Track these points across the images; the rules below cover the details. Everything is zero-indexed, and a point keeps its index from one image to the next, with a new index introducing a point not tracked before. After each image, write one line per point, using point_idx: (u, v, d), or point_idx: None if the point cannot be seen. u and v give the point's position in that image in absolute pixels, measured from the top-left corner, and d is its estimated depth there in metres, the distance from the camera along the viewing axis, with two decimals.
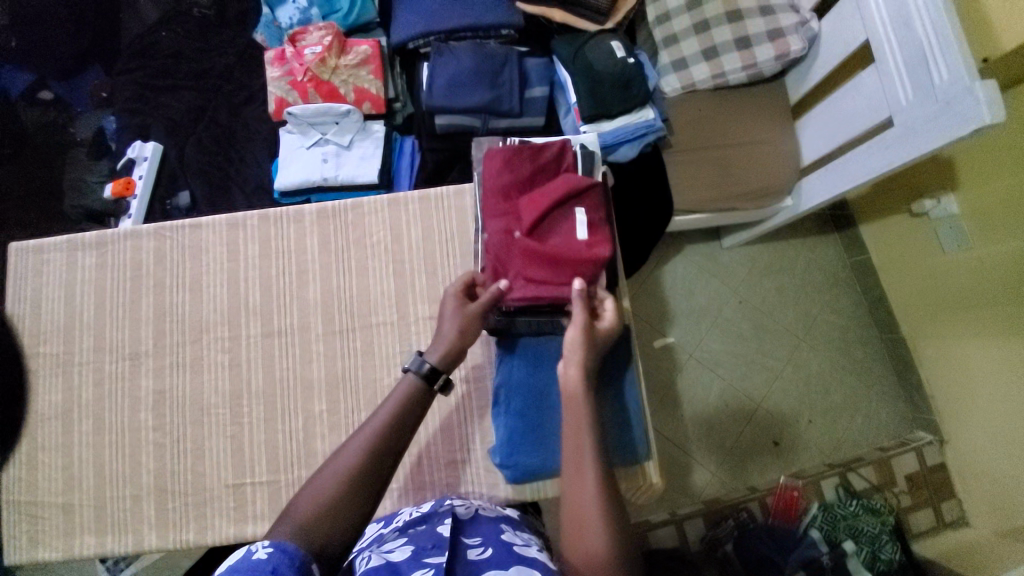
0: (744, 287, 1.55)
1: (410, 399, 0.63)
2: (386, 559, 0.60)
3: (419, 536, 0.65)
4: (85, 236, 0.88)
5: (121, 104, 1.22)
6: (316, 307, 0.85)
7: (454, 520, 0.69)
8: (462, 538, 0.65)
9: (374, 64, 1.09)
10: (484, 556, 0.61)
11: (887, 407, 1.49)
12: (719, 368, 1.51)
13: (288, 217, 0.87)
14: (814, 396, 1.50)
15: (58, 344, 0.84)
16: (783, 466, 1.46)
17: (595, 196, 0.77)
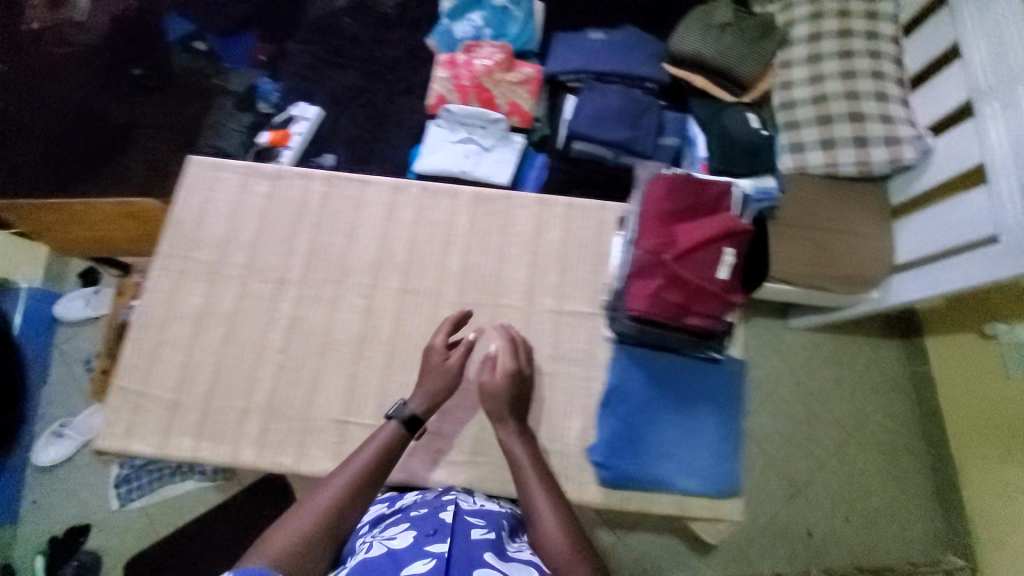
0: (804, 369, 1.58)
1: (387, 445, 0.71)
2: (387, 545, 0.60)
3: (420, 521, 0.65)
4: (262, 166, 0.96)
5: (293, 67, 1.36)
6: (453, 278, 0.91)
7: (457, 504, 0.69)
8: (466, 520, 0.65)
9: (531, 86, 1.22)
10: (488, 539, 0.62)
11: (925, 525, 1.47)
12: (765, 444, 1.51)
13: (445, 193, 0.95)
14: (855, 496, 1.48)
15: (212, 252, 0.90)
16: (813, 560, 1.43)
17: (746, 242, 0.81)
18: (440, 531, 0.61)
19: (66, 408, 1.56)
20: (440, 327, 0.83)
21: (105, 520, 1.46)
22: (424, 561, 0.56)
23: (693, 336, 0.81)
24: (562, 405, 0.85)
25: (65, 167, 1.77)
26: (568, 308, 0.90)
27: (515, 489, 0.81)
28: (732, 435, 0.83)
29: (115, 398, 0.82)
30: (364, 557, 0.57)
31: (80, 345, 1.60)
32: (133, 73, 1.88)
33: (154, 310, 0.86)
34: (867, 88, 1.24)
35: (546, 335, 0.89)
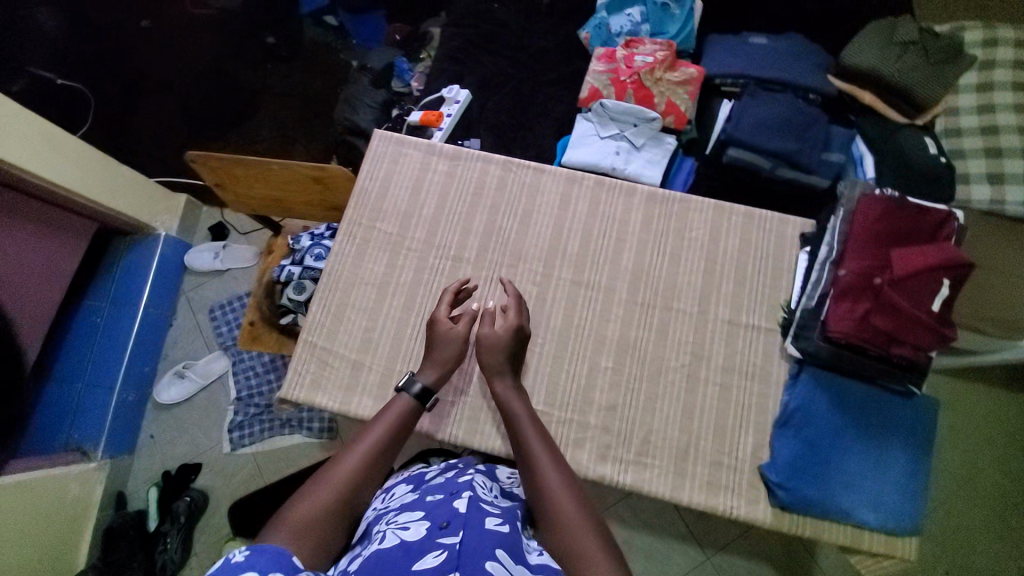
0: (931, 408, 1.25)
1: (403, 419, 0.71)
2: (399, 538, 0.56)
3: (434, 509, 0.62)
4: (442, 146, 0.98)
5: (445, 50, 1.38)
6: (626, 274, 0.89)
7: (471, 492, 0.66)
8: (480, 507, 0.62)
9: (692, 88, 1.18)
10: (502, 530, 0.58)
11: None
12: None
13: (621, 189, 0.93)
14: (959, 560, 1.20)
15: (394, 225, 0.93)
16: None
17: (963, 276, 0.76)
18: (453, 524, 0.57)
19: (190, 351, 1.67)
20: (441, 300, 0.82)
21: (217, 458, 1.57)
22: (434, 556, 0.52)
23: (892, 367, 0.78)
24: (735, 415, 0.84)
25: (199, 125, 1.84)
26: (744, 319, 0.88)
27: (685, 495, 0.80)
28: (918, 474, 0.79)
29: (302, 349, 0.87)
30: (377, 550, 0.55)
31: (206, 294, 1.71)
32: (267, 42, 1.93)
33: (340, 273, 0.91)
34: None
35: (720, 344, 0.87)
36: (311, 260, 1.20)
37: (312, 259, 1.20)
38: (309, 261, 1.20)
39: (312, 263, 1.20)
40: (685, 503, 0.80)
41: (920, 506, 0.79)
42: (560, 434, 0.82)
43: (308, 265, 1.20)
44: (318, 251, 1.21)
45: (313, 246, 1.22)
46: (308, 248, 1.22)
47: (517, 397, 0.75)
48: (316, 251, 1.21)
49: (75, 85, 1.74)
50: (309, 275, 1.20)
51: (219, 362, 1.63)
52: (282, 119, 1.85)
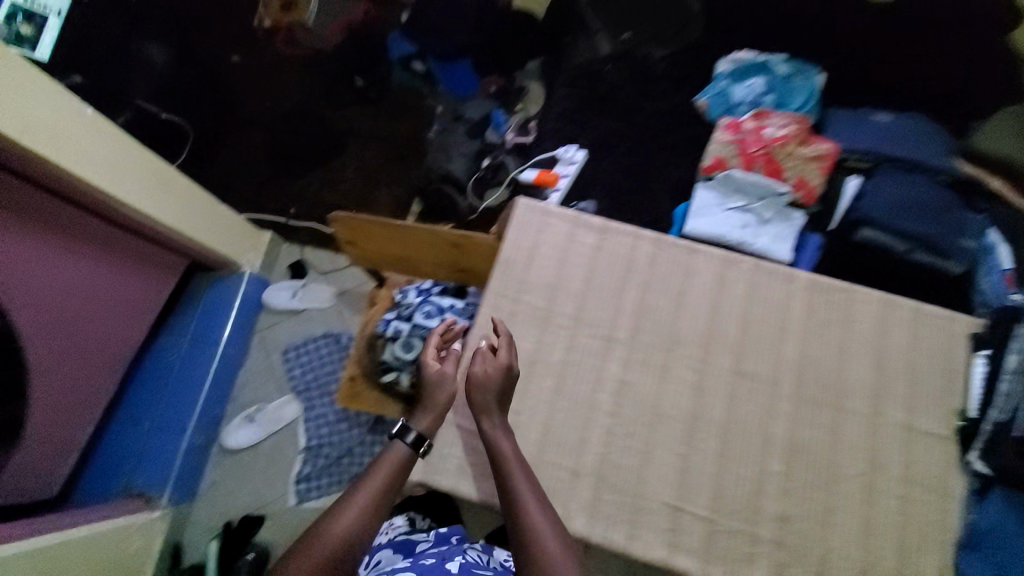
0: None
1: (394, 468, 0.78)
2: None
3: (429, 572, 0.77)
4: (588, 218, 0.94)
5: (556, 110, 1.38)
6: (792, 367, 0.83)
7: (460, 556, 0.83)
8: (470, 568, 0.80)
9: (825, 163, 1.15)
10: None
11: None
12: None
13: (780, 275, 0.88)
14: None
15: (541, 298, 0.89)
16: None
17: None
18: None
19: (261, 392, 1.63)
20: (429, 343, 0.90)
21: (281, 510, 1.51)
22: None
23: None
24: (918, 537, 0.77)
25: (284, 162, 1.85)
26: (921, 427, 0.82)
27: None
28: None
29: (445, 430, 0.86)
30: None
31: (280, 334, 1.68)
32: (356, 85, 1.94)
33: (485, 347, 0.87)
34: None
35: (897, 451, 0.80)
36: (420, 319, 1.17)
37: (422, 317, 1.17)
38: (418, 319, 1.17)
39: (421, 321, 1.17)
40: None
41: None
42: (729, 545, 0.75)
43: (417, 322, 1.17)
44: (428, 309, 1.18)
45: (422, 303, 1.19)
46: (416, 306, 1.19)
47: (505, 436, 0.78)
48: (426, 310, 1.18)
49: (179, 121, 1.82)
50: (418, 333, 1.17)
51: (290, 409, 1.59)
52: (368, 160, 1.86)
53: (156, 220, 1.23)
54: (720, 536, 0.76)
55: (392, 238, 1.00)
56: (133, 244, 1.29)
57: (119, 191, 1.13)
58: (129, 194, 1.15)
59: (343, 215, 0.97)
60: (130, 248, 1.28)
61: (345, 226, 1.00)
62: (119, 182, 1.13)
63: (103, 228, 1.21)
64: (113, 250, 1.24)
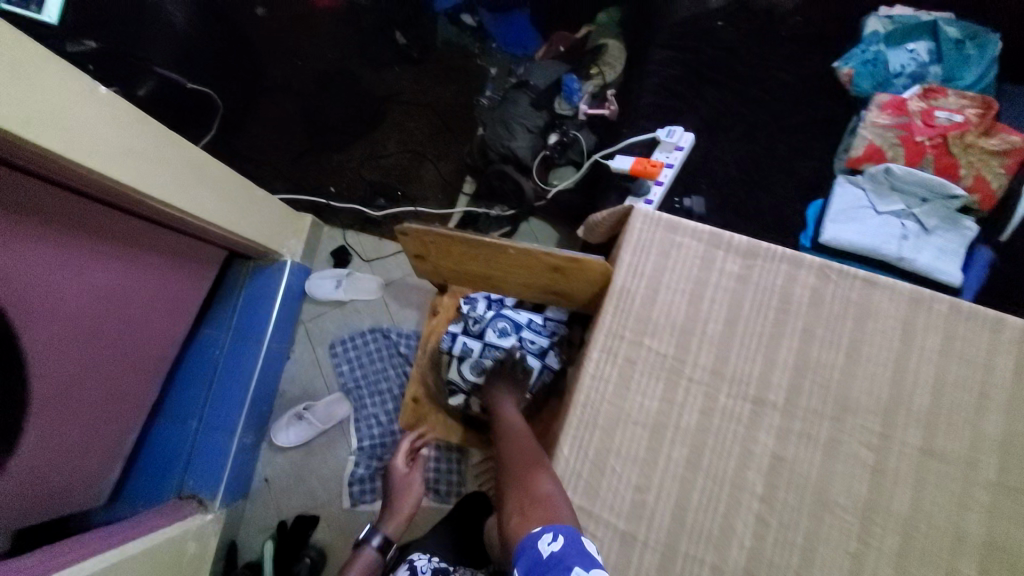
0: None
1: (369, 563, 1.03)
2: None
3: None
4: (729, 237, 0.74)
5: (656, 77, 1.11)
6: (996, 449, 0.66)
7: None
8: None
9: (1012, 160, 0.91)
10: None
11: None
12: None
13: (986, 322, 0.69)
14: None
15: (670, 344, 0.71)
16: None
17: None
18: None
19: (308, 390, 1.53)
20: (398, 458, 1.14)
21: (335, 514, 1.44)
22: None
23: None
24: None
25: (321, 133, 1.65)
26: None
27: None
28: None
29: None
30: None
31: (326, 326, 1.55)
32: (397, 42, 1.69)
33: (599, 405, 0.70)
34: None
35: None
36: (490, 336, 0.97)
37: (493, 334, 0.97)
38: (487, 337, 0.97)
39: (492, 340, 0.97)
40: None
41: None
42: None
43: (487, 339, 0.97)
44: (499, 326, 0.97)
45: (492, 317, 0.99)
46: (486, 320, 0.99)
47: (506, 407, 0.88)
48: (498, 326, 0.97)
49: (206, 90, 1.58)
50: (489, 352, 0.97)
51: (342, 406, 1.48)
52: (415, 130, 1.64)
53: (186, 215, 1.05)
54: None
55: (471, 255, 0.81)
56: (166, 238, 1.12)
57: (156, 190, 0.96)
58: (155, 184, 0.96)
59: (416, 225, 0.77)
60: (162, 244, 1.10)
61: (416, 239, 0.82)
62: (145, 172, 0.94)
63: (132, 222, 1.02)
64: (146, 249, 1.06)
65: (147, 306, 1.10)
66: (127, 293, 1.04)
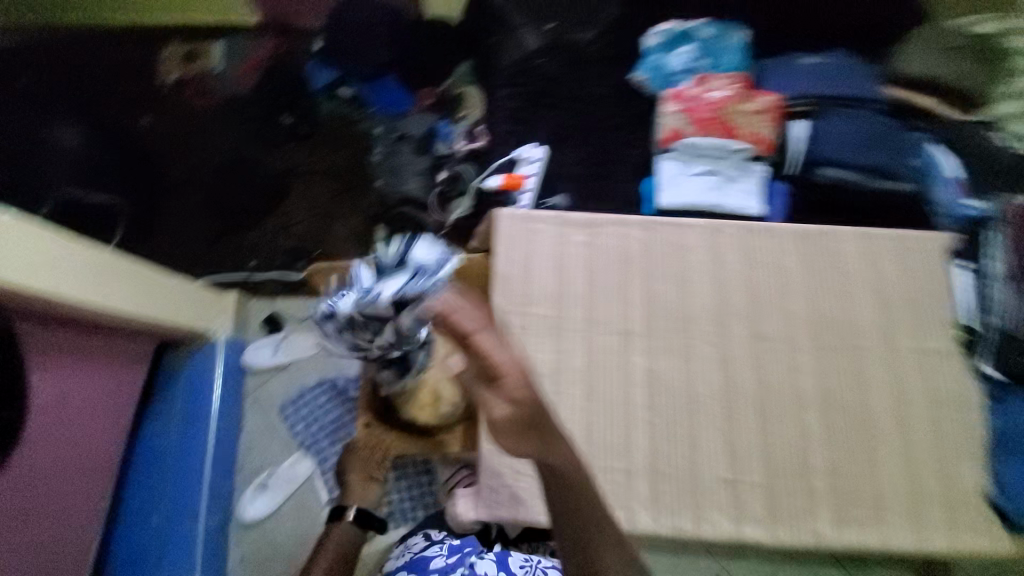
0: None
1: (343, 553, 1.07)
2: None
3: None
4: (572, 216, 0.94)
5: (506, 112, 1.37)
6: (803, 322, 0.85)
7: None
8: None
9: (770, 115, 1.20)
10: None
11: None
12: None
13: (767, 232, 0.92)
14: None
15: (548, 307, 0.88)
16: None
17: None
18: None
19: (265, 460, 1.54)
20: None
21: None
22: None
23: None
24: (954, 447, 0.80)
25: (229, 218, 1.73)
26: (930, 345, 0.85)
27: (933, 543, 0.76)
28: None
29: None
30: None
31: (272, 392, 1.59)
32: (285, 123, 1.83)
33: None
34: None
35: (916, 374, 0.83)
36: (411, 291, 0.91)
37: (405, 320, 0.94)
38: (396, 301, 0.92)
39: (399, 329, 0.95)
40: (934, 552, 0.76)
41: None
42: (789, 504, 0.77)
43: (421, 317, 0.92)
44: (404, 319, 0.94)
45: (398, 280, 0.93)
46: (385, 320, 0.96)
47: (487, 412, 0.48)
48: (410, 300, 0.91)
49: (109, 201, 1.64)
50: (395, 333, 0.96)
51: (303, 464, 1.51)
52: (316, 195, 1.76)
53: (127, 316, 1.15)
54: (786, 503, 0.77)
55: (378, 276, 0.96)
56: (109, 343, 1.19)
57: (65, 285, 1.00)
58: (97, 296, 1.07)
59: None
60: (103, 349, 1.16)
61: None
62: (87, 287, 1.05)
63: (78, 335, 1.09)
64: (91, 357, 1.13)
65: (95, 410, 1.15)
66: (71, 404, 1.09)
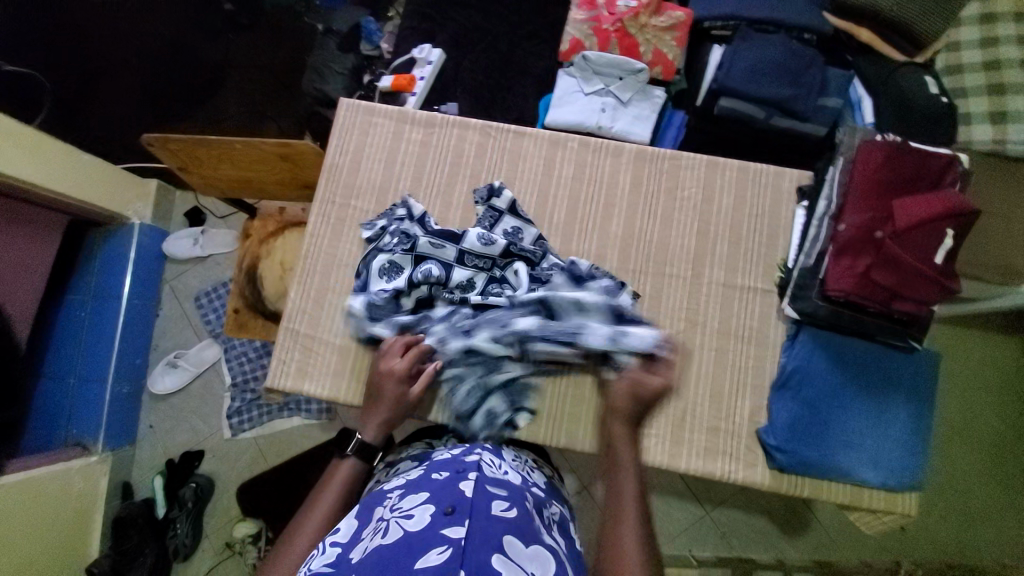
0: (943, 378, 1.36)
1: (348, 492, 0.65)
2: (396, 529, 0.50)
3: (439, 490, 0.55)
4: (415, 113, 0.93)
5: (417, 7, 1.29)
6: (615, 242, 0.87)
7: (480, 471, 0.58)
8: (486, 491, 0.55)
9: (680, 33, 1.13)
10: (511, 516, 0.52)
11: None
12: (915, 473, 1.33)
13: (608, 150, 0.90)
14: (962, 517, 1.30)
15: (370, 202, 0.90)
16: (901, 551, 1.29)
17: (958, 198, 0.71)
18: (460, 509, 0.51)
19: (179, 341, 1.51)
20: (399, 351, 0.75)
21: (216, 446, 1.42)
22: (438, 551, 0.46)
23: (904, 323, 0.75)
24: (729, 383, 0.82)
25: (140, 95, 1.48)
26: (739, 282, 0.84)
27: (683, 463, 0.79)
28: (923, 430, 0.78)
29: (284, 337, 0.87)
30: (379, 548, 0.48)
31: (189, 282, 1.53)
32: (226, 8, 1.54)
33: (319, 253, 0.89)
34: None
35: (714, 307, 0.84)
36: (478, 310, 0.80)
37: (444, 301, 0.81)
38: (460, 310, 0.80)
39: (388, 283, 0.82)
40: (683, 472, 0.80)
41: (917, 460, 0.77)
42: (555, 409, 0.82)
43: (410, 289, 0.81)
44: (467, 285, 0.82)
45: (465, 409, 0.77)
46: (383, 232, 0.86)
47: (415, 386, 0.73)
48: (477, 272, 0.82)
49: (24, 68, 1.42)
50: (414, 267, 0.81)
51: (212, 349, 1.46)
52: (230, 62, 1.51)
53: (55, 194, 1.20)
54: (546, 426, 0.82)
55: (210, 153, 1.13)
56: (17, 209, 1.17)
57: None
58: (11, 166, 1.09)
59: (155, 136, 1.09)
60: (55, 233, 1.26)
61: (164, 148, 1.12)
62: (7, 157, 1.08)
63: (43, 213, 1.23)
64: (26, 225, 1.18)
65: (30, 277, 1.20)
66: None
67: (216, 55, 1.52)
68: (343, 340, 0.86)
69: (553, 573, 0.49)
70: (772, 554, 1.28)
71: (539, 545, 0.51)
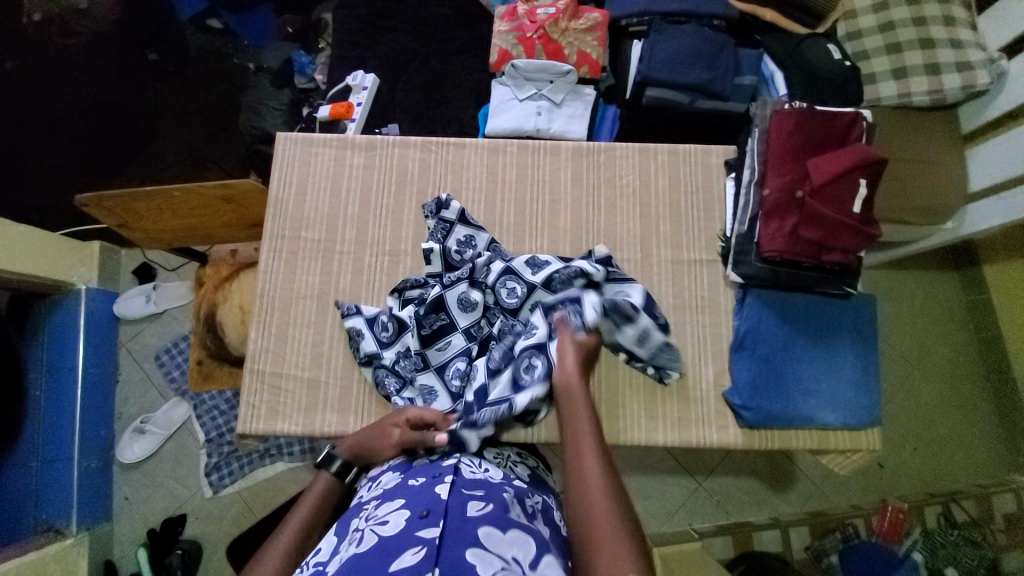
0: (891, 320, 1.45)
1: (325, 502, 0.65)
2: (373, 537, 0.51)
3: (416, 496, 0.56)
4: (354, 138, 0.94)
5: (345, 36, 1.30)
6: (566, 236, 0.90)
7: (456, 475, 0.60)
8: (462, 493, 0.56)
9: (599, 33, 1.19)
10: (487, 511, 0.54)
11: (987, 448, 1.39)
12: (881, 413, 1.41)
13: (546, 150, 0.93)
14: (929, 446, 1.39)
15: (320, 231, 0.91)
16: (881, 487, 1.36)
17: (865, 152, 0.78)
18: (434, 512, 0.52)
19: (143, 405, 1.44)
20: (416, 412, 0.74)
21: (198, 506, 1.36)
22: (412, 551, 0.47)
23: (838, 270, 0.81)
24: (691, 354, 0.86)
25: (70, 159, 1.43)
26: (686, 257, 0.89)
27: (660, 437, 0.83)
28: (871, 368, 0.84)
29: (251, 380, 0.86)
30: (354, 555, 0.49)
31: (147, 341, 1.48)
32: (148, 59, 1.51)
33: (274, 290, 0.89)
34: (933, 14, 1.14)
35: (667, 285, 0.88)
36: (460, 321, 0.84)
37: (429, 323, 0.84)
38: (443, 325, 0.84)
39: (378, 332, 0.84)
40: (661, 445, 0.84)
41: (870, 397, 0.83)
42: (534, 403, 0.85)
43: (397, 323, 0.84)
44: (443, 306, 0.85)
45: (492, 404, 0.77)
46: None
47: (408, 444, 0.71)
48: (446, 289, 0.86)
49: None
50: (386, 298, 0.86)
51: (180, 408, 1.41)
52: (161, 113, 1.48)
53: None
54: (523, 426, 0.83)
55: (148, 205, 1.11)
56: None
57: None
58: None
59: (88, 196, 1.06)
60: None
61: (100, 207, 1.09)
62: None
63: None
64: None
65: None
66: None
67: (145, 107, 1.48)
68: (311, 372, 0.86)
69: (533, 555, 0.50)
70: (767, 512, 1.33)
71: (517, 532, 0.53)
